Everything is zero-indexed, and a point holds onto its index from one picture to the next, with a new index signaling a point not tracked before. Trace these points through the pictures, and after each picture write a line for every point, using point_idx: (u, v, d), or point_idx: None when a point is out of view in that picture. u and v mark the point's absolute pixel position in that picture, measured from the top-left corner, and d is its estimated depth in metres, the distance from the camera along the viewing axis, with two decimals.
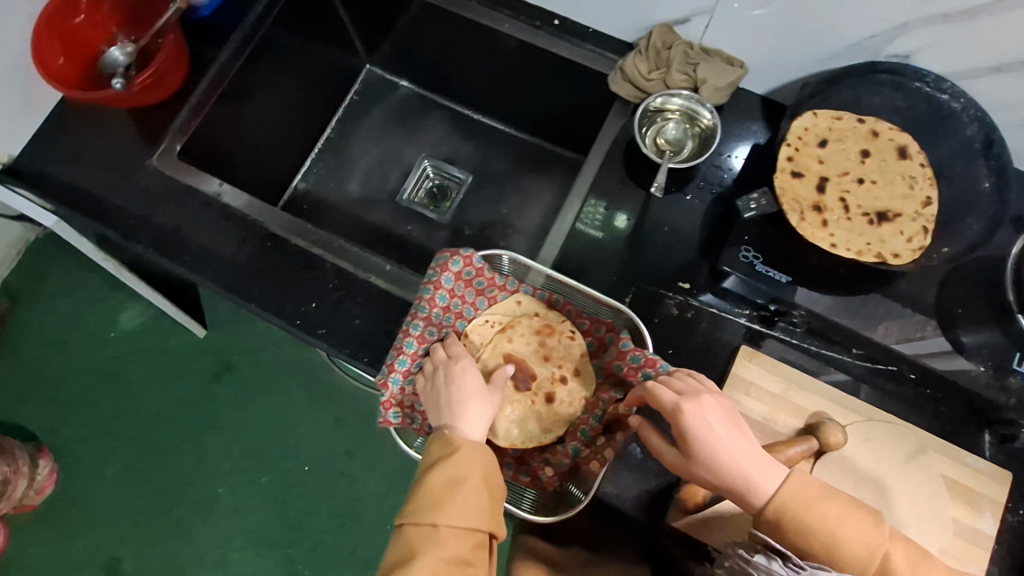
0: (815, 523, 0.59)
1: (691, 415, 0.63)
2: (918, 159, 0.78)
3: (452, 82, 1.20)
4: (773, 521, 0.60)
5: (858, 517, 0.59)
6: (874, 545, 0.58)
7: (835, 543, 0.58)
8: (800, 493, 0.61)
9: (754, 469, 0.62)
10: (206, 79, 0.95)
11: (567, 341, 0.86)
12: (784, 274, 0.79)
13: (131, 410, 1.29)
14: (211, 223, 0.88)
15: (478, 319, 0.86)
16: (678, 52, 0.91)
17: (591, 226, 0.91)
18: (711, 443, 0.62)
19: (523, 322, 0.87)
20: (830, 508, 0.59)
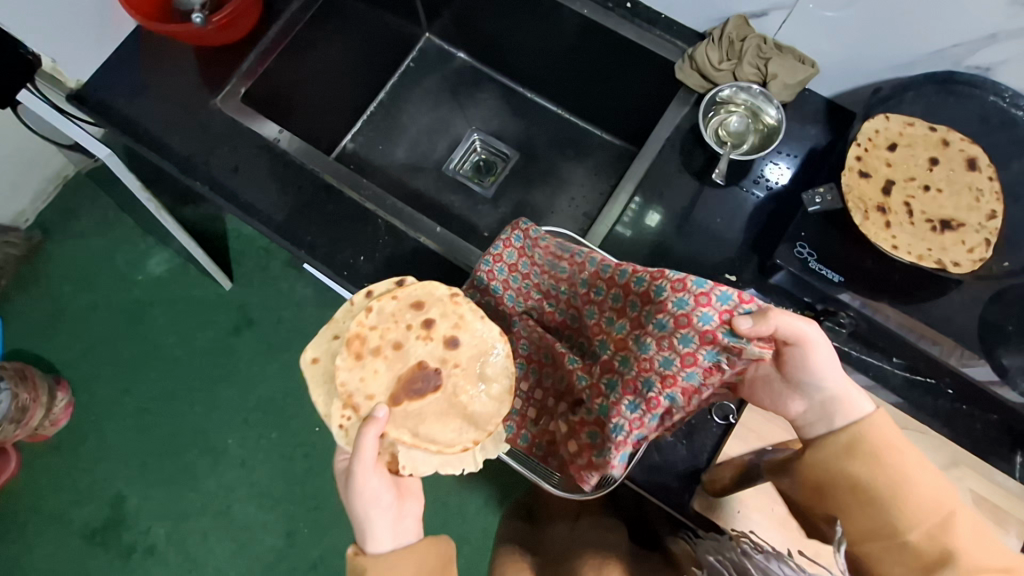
0: (899, 463, 0.57)
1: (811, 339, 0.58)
2: (987, 171, 0.68)
3: (509, 58, 1.20)
4: (855, 444, 0.59)
5: (934, 477, 0.57)
6: (948, 508, 0.55)
7: (911, 484, 0.56)
8: (885, 433, 0.59)
9: (851, 393, 0.60)
10: (276, 28, 0.97)
11: (380, 316, 0.68)
12: (835, 273, 0.72)
13: (155, 351, 1.61)
14: (267, 169, 0.90)
15: (336, 437, 0.65)
16: (751, 45, 0.84)
17: (622, 224, 0.86)
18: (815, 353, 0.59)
19: (337, 367, 0.66)
20: (913, 454, 0.58)
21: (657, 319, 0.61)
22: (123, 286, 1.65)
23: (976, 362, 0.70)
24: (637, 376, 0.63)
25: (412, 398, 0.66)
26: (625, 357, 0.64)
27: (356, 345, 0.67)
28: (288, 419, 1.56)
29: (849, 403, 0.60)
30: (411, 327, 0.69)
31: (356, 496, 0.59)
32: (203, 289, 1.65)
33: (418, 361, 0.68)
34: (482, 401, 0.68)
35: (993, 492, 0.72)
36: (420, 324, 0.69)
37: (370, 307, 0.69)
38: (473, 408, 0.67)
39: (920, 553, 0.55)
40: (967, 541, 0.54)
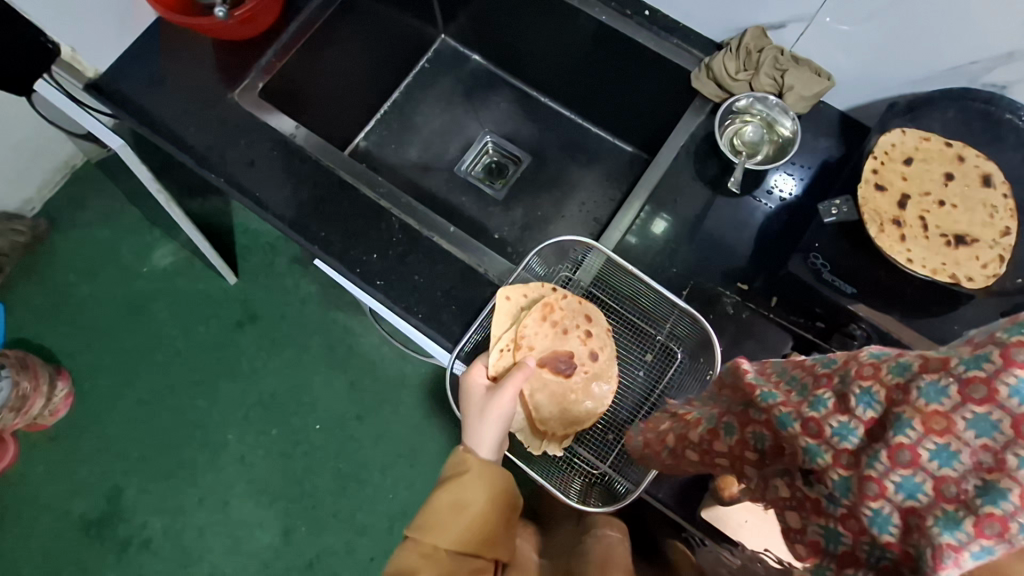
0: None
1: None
2: (1002, 188, 0.68)
3: (524, 62, 1.21)
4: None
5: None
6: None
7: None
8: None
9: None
10: (295, 24, 0.98)
11: (566, 303, 0.79)
12: (848, 285, 0.71)
13: (158, 343, 1.61)
14: (282, 164, 0.90)
15: (492, 355, 0.77)
16: (768, 56, 0.84)
17: (631, 232, 0.86)
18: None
19: (529, 318, 0.78)
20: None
21: (969, 403, 0.33)
22: (127, 278, 1.65)
23: None
24: (953, 483, 0.33)
25: (550, 376, 0.80)
26: (942, 447, 0.33)
27: (547, 310, 0.79)
28: (289, 416, 1.56)
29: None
30: (578, 327, 0.79)
31: (490, 408, 0.71)
32: (208, 283, 1.65)
33: (569, 350, 0.80)
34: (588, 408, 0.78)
35: None
36: (584, 330, 0.80)
37: (565, 293, 0.80)
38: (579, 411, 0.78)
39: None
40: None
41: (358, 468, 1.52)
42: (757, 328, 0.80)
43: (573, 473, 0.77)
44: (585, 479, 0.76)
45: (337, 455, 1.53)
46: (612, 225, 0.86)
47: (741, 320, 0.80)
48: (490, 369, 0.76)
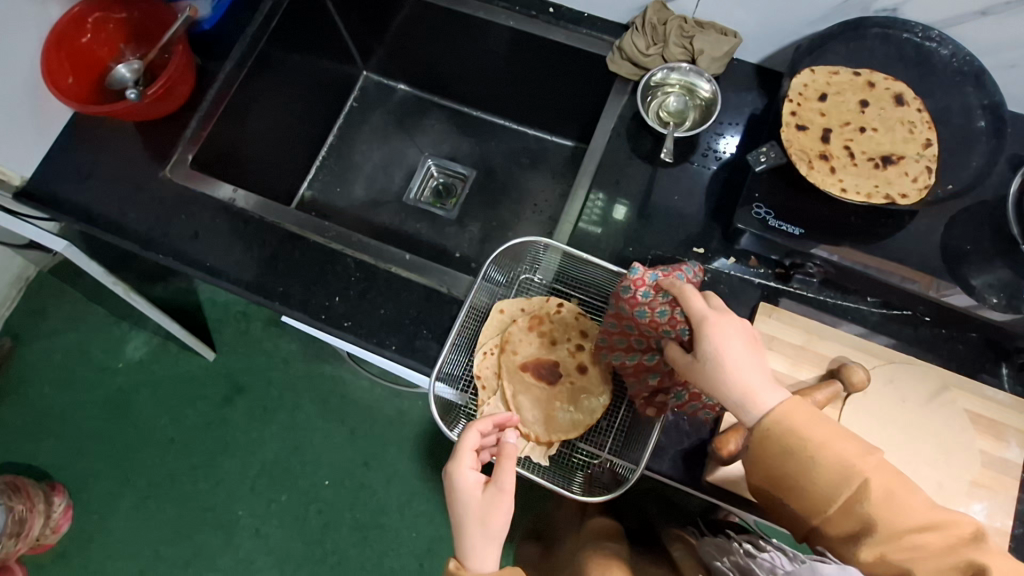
0: (810, 438, 0.54)
1: (710, 328, 0.58)
2: (915, 104, 0.71)
3: (447, 80, 1.22)
4: (763, 438, 0.55)
5: (854, 449, 0.53)
6: (864, 476, 0.52)
7: (819, 458, 0.53)
8: (793, 415, 0.55)
9: (747, 389, 0.56)
10: (213, 90, 0.98)
11: (559, 316, 0.81)
12: (795, 227, 0.74)
13: (149, 436, 1.57)
14: (229, 229, 0.90)
15: (477, 357, 0.79)
16: (673, 26, 0.87)
17: (589, 222, 0.87)
18: (708, 352, 0.57)
19: (518, 329, 0.80)
20: (822, 431, 0.54)
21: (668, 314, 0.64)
22: (105, 377, 1.62)
23: (952, 290, 0.73)
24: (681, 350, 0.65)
25: (532, 381, 0.79)
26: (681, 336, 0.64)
27: (536, 321, 0.81)
28: (295, 478, 1.53)
29: (749, 402, 0.56)
30: (572, 338, 0.81)
31: (489, 520, 0.57)
32: (187, 364, 1.62)
33: (556, 360, 0.81)
34: (568, 416, 0.77)
35: (991, 408, 0.75)
36: (575, 343, 0.81)
37: (562, 306, 0.81)
38: (560, 418, 0.77)
39: (844, 526, 0.53)
40: (890, 519, 0.50)
41: (375, 515, 1.50)
42: (723, 288, 0.82)
43: (567, 471, 0.76)
44: (583, 470, 0.76)
45: (352, 507, 1.51)
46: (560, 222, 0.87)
47: (705, 284, 0.82)
48: (474, 371, 0.79)
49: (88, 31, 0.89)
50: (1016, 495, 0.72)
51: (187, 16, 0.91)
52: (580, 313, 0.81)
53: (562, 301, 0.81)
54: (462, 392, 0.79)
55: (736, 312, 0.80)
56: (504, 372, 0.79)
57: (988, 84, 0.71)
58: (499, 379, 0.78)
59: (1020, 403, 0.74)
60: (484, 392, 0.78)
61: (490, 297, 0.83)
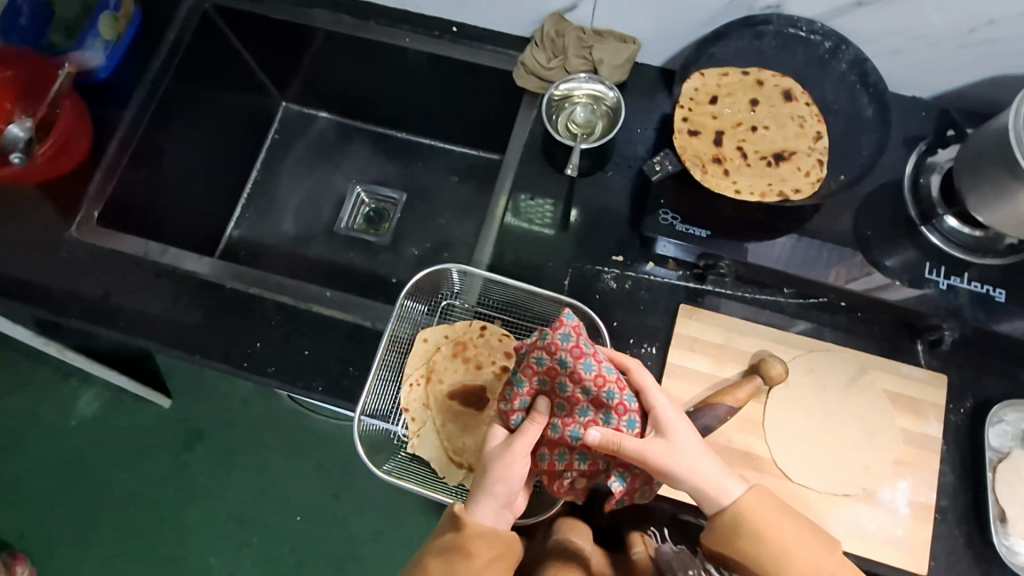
0: (781, 530, 0.59)
1: (666, 417, 0.62)
2: (803, 99, 0.72)
3: (368, 106, 1.21)
4: (737, 526, 0.60)
5: (815, 541, 0.60)
6: (825, 567, 0.59)
7: (789, 550, 0.59)
8: (761, 509, 0.60)
9: (710, 480, 0.60)
10: (114, 141, 0.95)
11: (482, 340, 0.81)
12: (701, 229, 0.75)
13: (106, 493, 1.52)
14: (144, 283, 0.87)
15: (403, 390, 0.79)
16: (571, 38, 0.88)
17: (542, 226, 0.87)
18: (674, 441, 0.61)
19: (442, 358, 0.80)
20: (787, 524, 0.60)
21: (615, 391, 0.62)
22: (55, 438, 1.56)
23: (870, 269, 0.76)
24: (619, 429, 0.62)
25: (460, 409, 0.80)
26: (627, 418, 0.62)
27: (459, 347, 0.81)
28: (263, 519, 1.50)
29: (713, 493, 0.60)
30: (496, 363, 0.80)
31: (514, 471, 0.63)
32: (140, 415, 1.58)
33: (483, 385, 0.81)
34: None
35: (908, 385, 0.76)
36: (501, 365, 0.80)
37: (485, 330, 0.81)
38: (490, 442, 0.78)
39: None
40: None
41: (348, 546, 1.48)
42: (644, 293, 0.82)
43: None
44: None
45: (324, 541, 1.48)
46: (488, 222, 0.88)
47: (627, 292, 0.82)
48: (402, 404, 0.78)
49: None
50: (939, 468, 0.74)
51: (70, 70, 0.89)
52: (503, 335, 0.81)
53: (485, 325, 0.81)
54: (391, 426, 0.77)
55: (657, 317, 0.81)
56: (431, 402, 0.79)
57: (871, 74, 0.73)
58: (427, 409, 0.79)
59: (936, 377, 0.76)
60: (413, 423, 0.78)
61: (412, 326, 0.82)
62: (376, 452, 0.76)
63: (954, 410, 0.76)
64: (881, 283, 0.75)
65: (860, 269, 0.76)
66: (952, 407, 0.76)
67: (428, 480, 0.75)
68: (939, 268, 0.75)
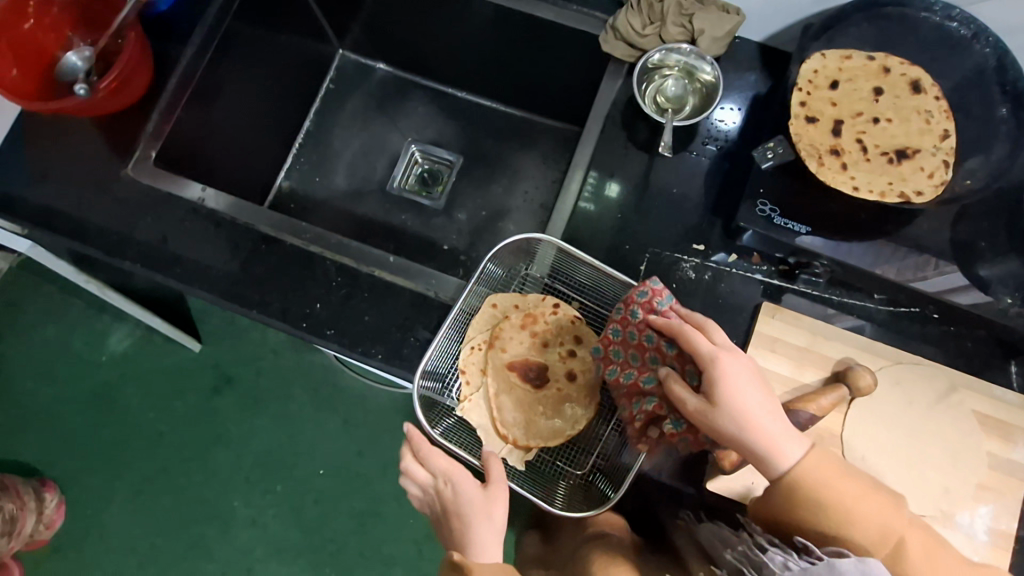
0: (844, 496, 0.52)
1: (721, 360, 0.55)
2: (932, 92, 0.66)
3: (430, 60, 1.15)
4: (792, 495, 0.53)
5: (881, 503, 0.52)
6: (898, 535, 0.51)
7: (853, 517, 0.51)
8: (826, 470, 0.53)
9: (771, 436, 0.54)
10: (174, 78, 0.90)
11: (552, 317, 0.77)
12: (801, 225, 0.70)
13: (136, 430, 1.54)
14: (200, 231, 0.84)
15: (463, 351, 0.76)
16: (672, 3, 0.81)
17: (583, 200, 0.83)
18: (727, 398, 0.54)
19: (510, 326, 0.76)
20: (845, 488, 0.52)
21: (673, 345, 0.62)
22: (87, 372, 1.57)
23: (952, 270, 0.71)
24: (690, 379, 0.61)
25: (517, 381, 0.77)
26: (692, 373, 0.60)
27: (529, 320, 0.77)
28: (289, 468, 1.51)
29: (772, 451, 0.54)
30: (563, 344, 0.77)
31: (492, 511, 0.59)
32: (172, 357, 1.58)
33: (542, 363, 0.78)
34: (553, 421, 0.75)
35: (998, 408, 0.72)
36: (567, 348, 0.77)
37: (557, 308, 0.77)
38: (542, 423, 0.75)
39: None
40: (923, 571, 0.49)
41: (371, 503, 1.48)
42: (723, 287, 0.78)
43: (549, 476, 0.74)
44: (567, 477, 0.74)
45: (348, 496, 1.49)
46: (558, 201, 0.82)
47: (707, 283, 0.78)
48: (459, 365, 0.75)
49: (30, 18, 0.81)
50: (1022, 498, 0.70)
51: (137, 0, 0.83)
52: (576, 317, 0.77)
53: (558, 303, 0.78)
54: (445, 390, 0.74)
55: (736, 312, 0.77)
56: (490, 369, 0.76)
57: (1010, 67, 0.65)
58: (484, 376, 0.76)
59: None
60: (467, 387, 0.75)
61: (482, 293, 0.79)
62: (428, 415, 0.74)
63: None
64: (963, 285, 0.71)
65: (914, 271, 0.71)
66: None
67: (472, 448, 0.74)
68: None
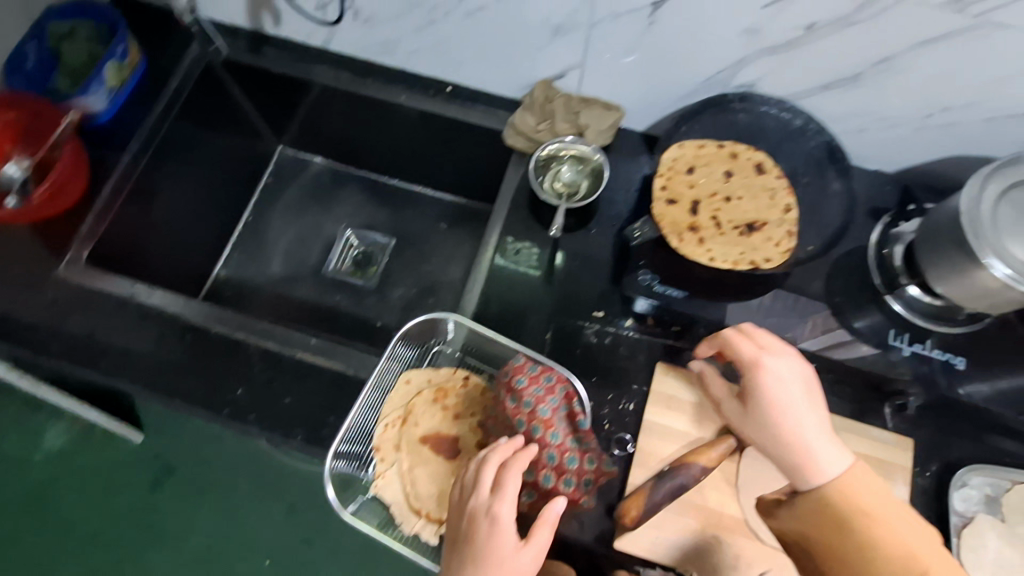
0: (872, 510, 0.59)
1: (756, 364, 0.66)
2: (775, 172, 0.77)
3: (362, 153, 1.25)
4: (825, 503, 0.60)
5: (909, 523, 0.59)
6: (917, 554, 0.57)
7: (879, 534, 0.58)
8: (866, 488, 0.60)
9: (817, 445, 0.62)
10: (110, 182, 0.97)
11: (462, 389, 0.81)
12: (677, 290, 0.81)
13: (67, 533, 1.47)
14: (129, 326, 0.87)
15: (378, 429, 0.78)
16: (559, 103, 0.92)
17: (528, 266, 0.92)
18: (792, 400, 0.64)
19: (422, 401, 0.80)
20: (879, 504, 0.59)
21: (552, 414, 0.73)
22: (17, 473, 1.51)
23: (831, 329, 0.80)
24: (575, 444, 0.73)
25: (431, 455, 0.78)
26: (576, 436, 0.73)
27: (440, 394, 0.81)
28: (230, 562, 1.45)
29: (811, 457, 0.62)
30: (472, 415, 0.80)
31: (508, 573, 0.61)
32: (109, 451, 1.53)
33: (455, 435, 0.80)
34: None
35: (877, 448, 0.76)
36: (477, 419, 0.80)
37: (467, 380, 0.82)
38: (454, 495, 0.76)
39: None
40: None
41: None
42: (623, 350, 0.84)
43: None
44: None
45: None
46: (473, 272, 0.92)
47: (607, 347, 0.84)
48: (374, 443, 0.77)
49: None
50: None
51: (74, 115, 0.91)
52: (485, 388, 0.81)
53: (469, 374, 0.82)
54: (360, 468, 0.76)
55: (636, 373, 0.83)
56: (403, 445, 0.78)
57: (838, 150, 0.76)
58: (398, 452, 0.78)
59: (903, 440, 0.76)
60: (381, 464, 0.77)
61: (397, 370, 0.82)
62: (343, 492, 0.76)
63: (920, 472, 0.77)
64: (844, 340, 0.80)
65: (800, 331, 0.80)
66: (917, 469, 0.77)
67: (387, 523, 0.75)
68: (903, 334, 0.79)
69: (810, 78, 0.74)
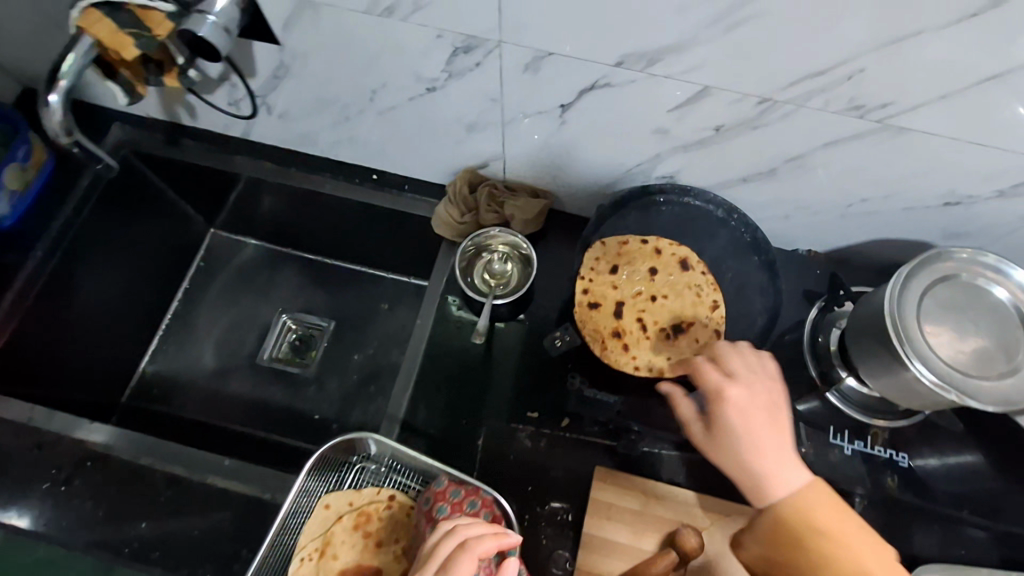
0: (828, 529, 0.54)
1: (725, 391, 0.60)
2: (699, 267, 0.77)
3: (296, 235, 1.20)
4: (776, 527, 0.56)
5: (867, 538, 0.54)
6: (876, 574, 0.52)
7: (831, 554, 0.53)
8: (818, 505, 0.55)
9: (774, 470, 0.56)
10: (11, 293, 0.92)
11: (386, 512, 0.76)
12: (607, 394, 0.81)
13: None
14: (23, 455, 0.81)
15: (292, 566, 0.72)
16: (484, 193, 0.89)
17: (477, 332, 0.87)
18: (755, 426, 0.58)
19: (340, 530, 0.75)
20: (836, 525, 0.54)
21: None
22: None
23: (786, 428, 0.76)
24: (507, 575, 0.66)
25: None
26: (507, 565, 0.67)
27: (361, 519, 0.75)
28: None
29: (767, 482, 0.56)
30: (395, 541, 0.75)
31: None
32: None
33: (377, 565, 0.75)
34: None
35: None
36: (399, 546, 0.76)
37: (392, 500, 0.76)
38: None
39: None
40: None
41: None
42: (558, 453, 0.79)
43: None
44: None
45: None
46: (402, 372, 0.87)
47: (542, 451, 0.80)
48: None
49: None
50: None
51: None
52: (410, 510, 0.76)
53: (393, 495, 0.76)
54: None
55: (572, 480, 0.78)
56: None
57: (763, 241, 0.75)
58: None
59: None
60: None
61: None
62: None
63: None
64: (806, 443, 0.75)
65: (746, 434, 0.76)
66: None
67: None
68: (842, 432, 0.77)
69: (728, 171, 0.73)
